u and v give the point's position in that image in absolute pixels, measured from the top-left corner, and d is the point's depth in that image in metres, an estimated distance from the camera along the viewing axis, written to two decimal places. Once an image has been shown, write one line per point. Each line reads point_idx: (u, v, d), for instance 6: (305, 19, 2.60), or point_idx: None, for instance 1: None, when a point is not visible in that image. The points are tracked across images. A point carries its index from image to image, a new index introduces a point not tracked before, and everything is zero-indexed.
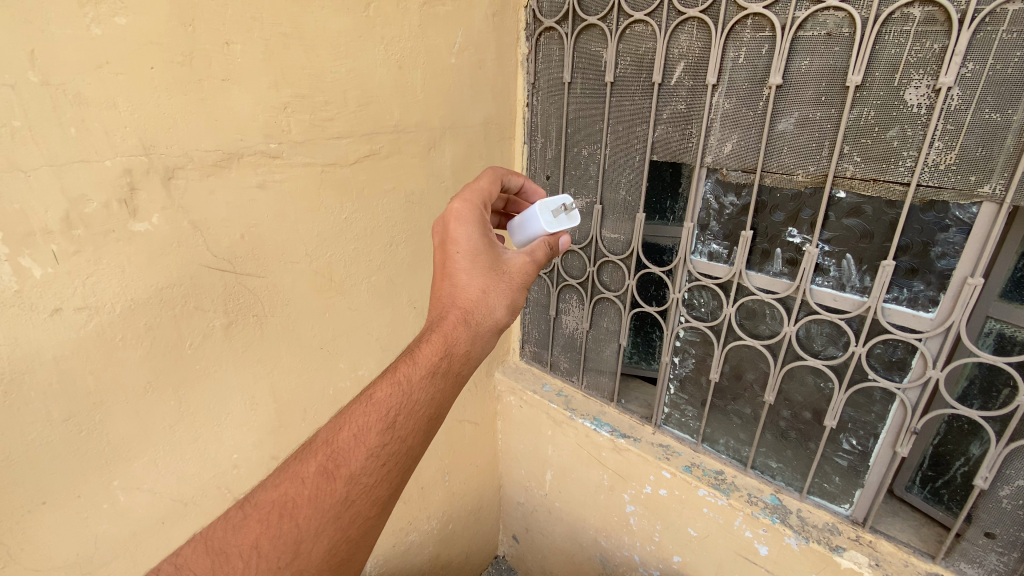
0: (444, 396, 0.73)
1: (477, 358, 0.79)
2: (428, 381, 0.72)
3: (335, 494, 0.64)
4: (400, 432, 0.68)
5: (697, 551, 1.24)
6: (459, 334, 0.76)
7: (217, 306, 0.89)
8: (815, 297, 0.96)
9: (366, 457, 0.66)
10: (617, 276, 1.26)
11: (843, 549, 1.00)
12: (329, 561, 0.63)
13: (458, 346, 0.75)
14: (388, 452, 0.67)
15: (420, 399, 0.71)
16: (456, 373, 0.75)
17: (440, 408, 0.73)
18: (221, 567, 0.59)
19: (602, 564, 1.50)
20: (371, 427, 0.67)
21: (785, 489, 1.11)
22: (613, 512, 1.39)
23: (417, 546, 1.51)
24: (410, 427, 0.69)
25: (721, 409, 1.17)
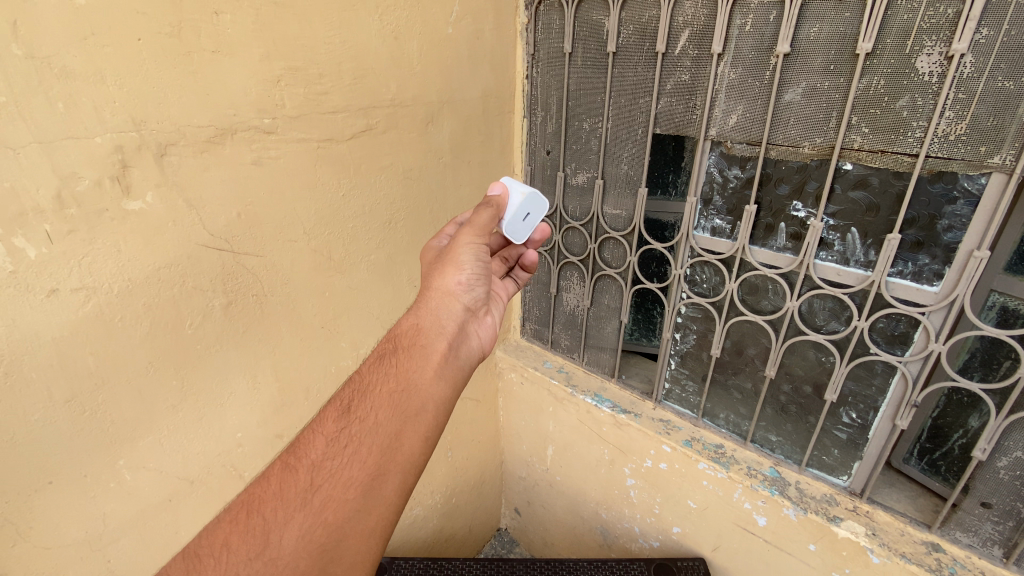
0: (403, 371, 0.74)
1: (433, 328, 0.82)
2: (379, 364, 0.76)
3: (299, 482, 0.64)
4: (358, 413, 0.70)
5: (696, 523, 1.23)
6: (404, 318, 0.83)
7: (215, 285, 0.88)
8: (818, 272, 0.95)
9: (325, 443, 0.67)
10: (618, 252, 1.24)
11: (841, 519, 0.99)
12: (307, 550, 0.60)
13: (404, 327, 0.82)
14: (349, 433, 0.68)
15: (375, 381, 0.73)
16: (408, 345, 0.79)
17: (404, 380, 0.73)
18: (193, 568, 0.58)
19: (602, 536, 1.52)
20: (328, 417, 0.70)
21: (784, 462, 1.11)
22: (614, 485, 1.41)
23: (421, 520, 1.53)
24: (367, 406, 0.70)
25: (721, 384, 1.17)
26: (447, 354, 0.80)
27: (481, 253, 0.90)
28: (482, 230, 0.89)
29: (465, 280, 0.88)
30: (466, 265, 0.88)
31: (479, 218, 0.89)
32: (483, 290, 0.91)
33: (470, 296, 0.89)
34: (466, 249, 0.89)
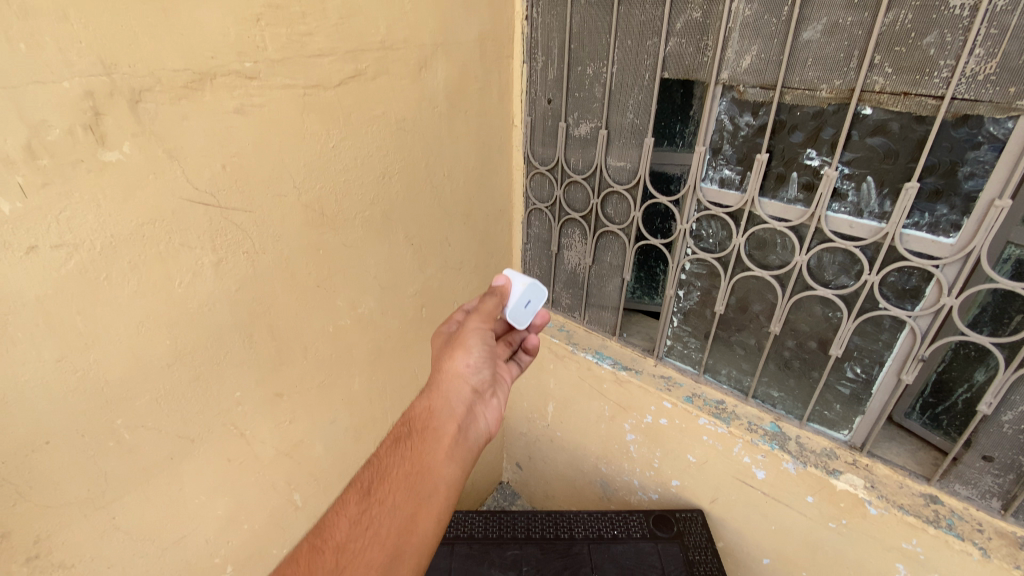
0: (419, 453, 0.73)
1: (445, 410, 0.80)
2: (394, 447, 0.74)
3: (325, 565, 0.61)
4: (379, 494, 0.68)
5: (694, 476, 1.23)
6: (415, 401, 0.81)
7: (204, 242, 0.85)
8: (830, 224, 0.91)
9: (349, 524, 0.65)
10: (622, 207, 1.20)
11: (840, 472, 1.00)
12: None
13: (416, 409, 0.80)
14: (370, 514, 0.66)
15: (393, 461, 0.71)
16: (421, 428, 0.77)
17: (420, 463, 0.71)
18: None
19: (602, 488, 1.53)
20: (350, 499, 0.68)
21: (786, 417, 1.11)
22: (614, 440, 1.41)
23: None
24: (388, 487, 0.68)
25: (724, 340, 1.16)
26: (458, 437, 0.78)
27: (490, 336, 0.90)
28: (488, 316, 0.91)
29: (475, 362, 0.87)
30: (476, 348, 0.87)
31: (485, 307, 0.92)
32: (491, 372, 0.90)
33: (480, 378, 0.88)
34: (475, 332, 0.89)
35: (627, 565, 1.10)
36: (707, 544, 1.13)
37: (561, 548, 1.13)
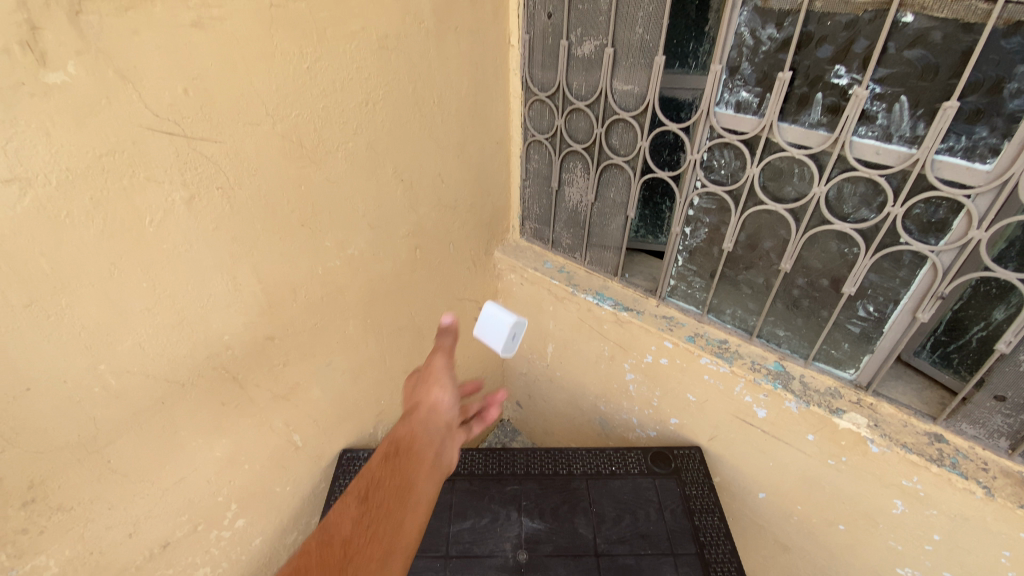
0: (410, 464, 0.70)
1: (430, 426, 0.77)
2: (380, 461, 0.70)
3: (332, 561, 0.58)
4: (376, 500, 0.65)
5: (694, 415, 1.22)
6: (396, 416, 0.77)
7: (173, 176, 0.78)
8: (854, 151, 0.83)
9: (352, 525, 0.62)
10: (628, 137, 1.11)
11: (843, 411, 0.98)
12: None
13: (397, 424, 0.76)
14: (369, 521, 0.62)
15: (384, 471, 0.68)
16: (408, 443, 0.73)
17: (410, 476, 0.69)
18: None
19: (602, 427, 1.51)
20: (346, 503, 0.64)
21: (791, 356, 1.07)
22: (614, 380, 1.38)
23: None
24: (384, 495, 0.65)
25: (730, 279, 1.11)
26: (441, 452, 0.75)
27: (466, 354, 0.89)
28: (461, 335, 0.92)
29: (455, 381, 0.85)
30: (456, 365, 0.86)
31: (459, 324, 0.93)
32: None
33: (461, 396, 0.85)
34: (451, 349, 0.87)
35: (625, 499, 1.10)
36: (705, 480, 1.13)
37: (559, 484, 1.13)
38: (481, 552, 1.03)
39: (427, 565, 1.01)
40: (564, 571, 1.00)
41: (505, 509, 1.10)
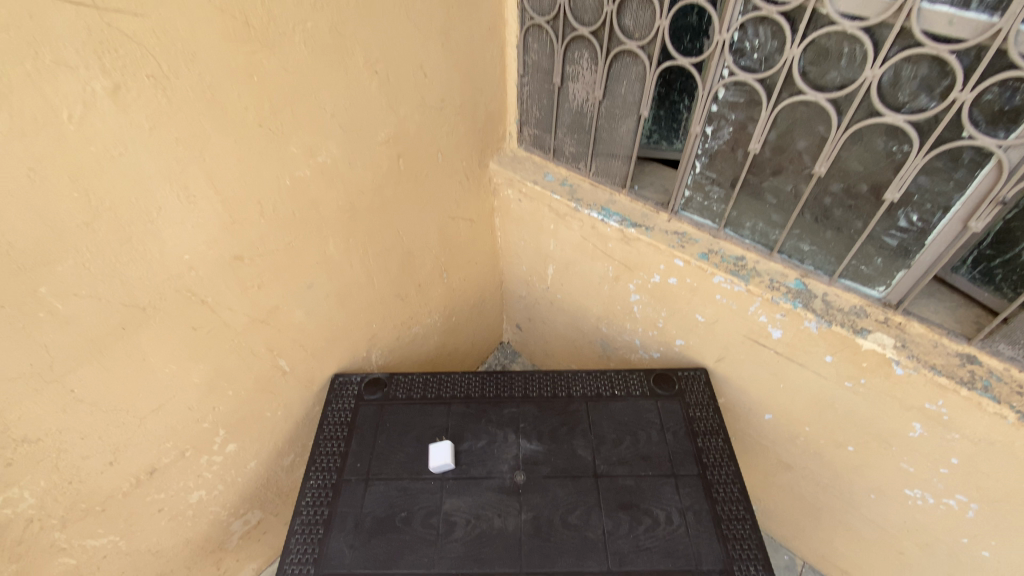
0: None
1: None
2: None
3: None
4: None
5: (703, 336, 1.11)
6: None
7: (88, 58, 0.63)
8: (922, 22, 0.68)
9: None
10: (645, 16, 0.93)
11: (868, 331, 0.89)
12: None
13: None
14: None
15: None
16: None
17: None
18: None
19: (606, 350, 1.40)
20: None
21: (813, 273, 0.97)
22: (617, 301, 1.24)
23: (422, 338, 1.42)
24: None
25: (753, 188, 0.98)
26: None
27: None
28: None
29: None
30: None
31: None
32: None
33: None
34: None
35: (626, 421, 1.05)
36: (709, 402, 1.09)
37: (559, 407, 1.08)
38: (478, 474, 0.99)
39: (424, 487, 0.98)
40: (563, 493, 0.96)
41: (503, 431, 1.05)
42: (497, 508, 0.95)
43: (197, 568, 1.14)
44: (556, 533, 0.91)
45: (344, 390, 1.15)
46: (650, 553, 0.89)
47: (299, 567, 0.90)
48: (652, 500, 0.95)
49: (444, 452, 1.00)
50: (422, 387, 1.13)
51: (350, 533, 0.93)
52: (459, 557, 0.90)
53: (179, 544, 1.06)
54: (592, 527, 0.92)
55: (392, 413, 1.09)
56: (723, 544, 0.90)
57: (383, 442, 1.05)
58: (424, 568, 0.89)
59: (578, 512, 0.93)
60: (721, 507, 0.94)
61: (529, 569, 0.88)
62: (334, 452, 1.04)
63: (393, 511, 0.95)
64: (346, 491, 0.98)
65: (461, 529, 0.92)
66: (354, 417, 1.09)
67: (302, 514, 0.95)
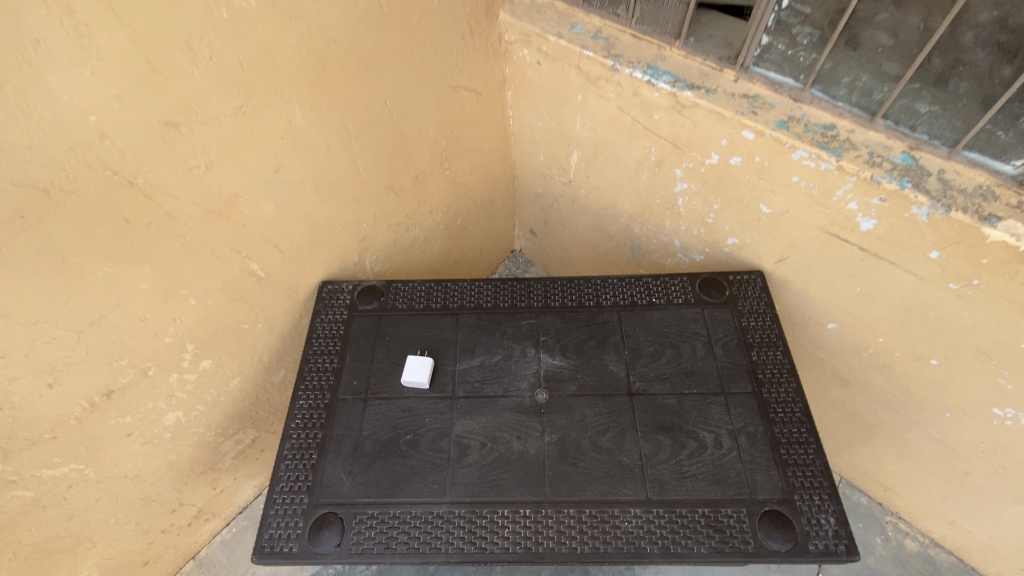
0: None
1: None
2: None
3: None
4: None
5: (764, 232, 0.91)
6: None
7: None
8: None
9: None
10: None
11: (999, 218, 0.68)
12: None
13: None
14: None
15: None
16: None
17: None
18: None
19: (644, 255, 1.16)
20: None
21: (926, 144, 0.75)
22: (657, 194, 1.01)
23: (423, 244, 1.16)
24: None
25: (862, 26, 0.72)
26: None
27: None
28: None
29: None
30: None
31: None
32: None
33: None
34: None
35: (667, 332, 0.88)
36: (766, 310, 0.91)
37: (586, 317, 0.90)
38: (493, 392, 0.84)
39: (430, 407, 0.83)
40: (592, 413, 0.81)
41: (520, 345, 0.89)
42: (516, 430, 0.80)
43: (190, 488, 1.06)
44: (585, 458, 0.77)
45: (335, 299, 0.96)
46: (696, 480, 0.75)
47: (291, 496, 0.77)
48: (697, 421, 0.80)
49: (419, 367, 0.84)
50: (425, 296, 0.95)
51: (348, 458, 0.79)
52: (474, 484, 0.76)
53: (161, 466, 0.95)
54: (628, 452, 0.77)
55: (391, 326, 0.92)
56: (781, 470, 0.76)
57: (382, 357, 0.89)
58: (436, 497, 0.75)
59: (610, 435, 0.79)
60: (779, 430, 0.80)
61: (556, 497, 0.75)
62: (325, 368, 0.88)
63: (396, 433, 0.81)
64: (340, 412, 0.83)
65: (476, 453, 0.78)
66: (347, 330, 0.92)
67: (291, 439, 0.81)
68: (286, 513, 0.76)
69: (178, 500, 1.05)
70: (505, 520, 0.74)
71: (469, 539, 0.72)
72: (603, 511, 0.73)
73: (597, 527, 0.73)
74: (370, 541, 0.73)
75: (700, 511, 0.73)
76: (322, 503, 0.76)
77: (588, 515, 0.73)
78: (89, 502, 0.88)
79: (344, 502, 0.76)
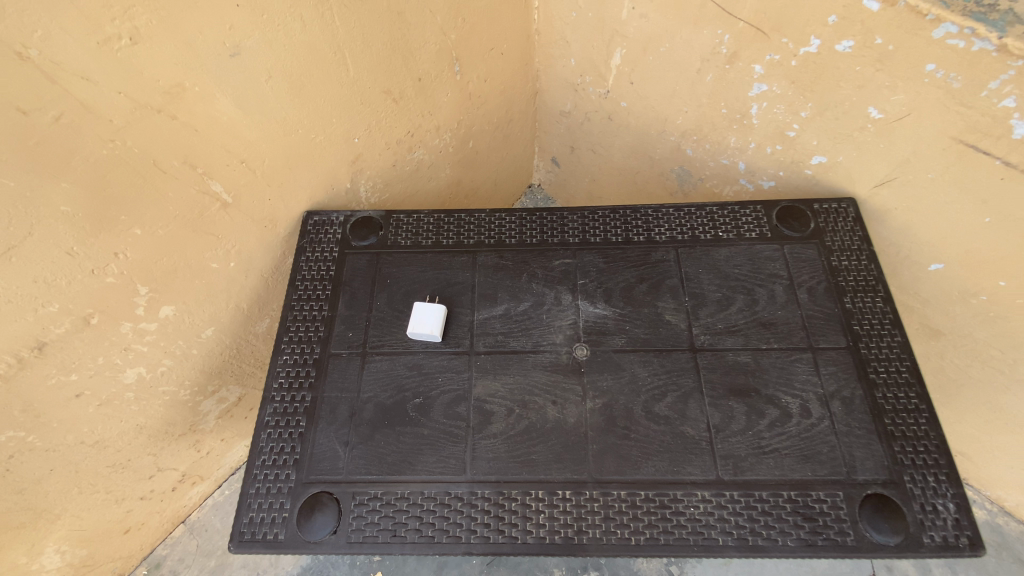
0: None
1: None
2: None
3: None
4: None
5: (865, 146, 0.72)
6: None
7: None
8: None
9: None
10: None
11: None
12: None
13: None
14: None
15: None
16: None
17: None
18: None
19: (696, 183, 0.97)
20: None
21: None
22: (723, 100, 0.81)
23: (429, 170, 0.96)
24: None
25: None
26: None
27: None
28: None
29: None
30: None
31: None
32: None
33: None
34: None
35: (738, 273, 0.70)
36: (860, 247, 0.72)
37: (635, 255, 0.72)
38: (521, 347, 0.67)
39: (444, 364, 0.66)
40: (645, 374, 0.64)
41: (553, 288, 0.71)
42: (552, 394, 0.63)
43: (169, 451, 0.92)
44: (639, 428, 0.61)
45: (323, 234, 0.77)
46: (778, 456, 0.60)
47: (276, 471, 0.62)
48: (779, 384, 0.64)
49: (430, 315, 0.68)
50: (433, 229, 0.76)
51: (343, 426, 0.64)
52: (499, 459, 0.61)
53: (129, 430, 0.81)
54: (692, 423, 0.61)
55: (392, 266, 0.74)
56: (884, 444, 0.61)
57: (382, 305, 0.71)
58: (453, 475, 0.60)
59: (669, 401, 0.63)
60: (881, 395, 0.63)
61: (603, 477, 0.59)
62: (314, 317, 0.71)
63: (402, 396, 0.65)
64: (333, 370, 0.67)
65: (502, 421, 0.62)
66: (339, 271, 0.74)
67: (273, 402, 0.65)
68: (270, 493, 0.61)
69: (155, 465, 0.92)
70: (539, 504, 0.58)
71: (496, 527, 0.58)
72: (662, 494, 0.58)
73: (657, 515, 0.58)
74: (373, 527, 0.59)
75: (784, 494, 0.58)
76: (313, 480, 0.61)
77: (644, 499, 0.58)
78: (40, 473, 0.73)
79: (339, 480, 0.61)
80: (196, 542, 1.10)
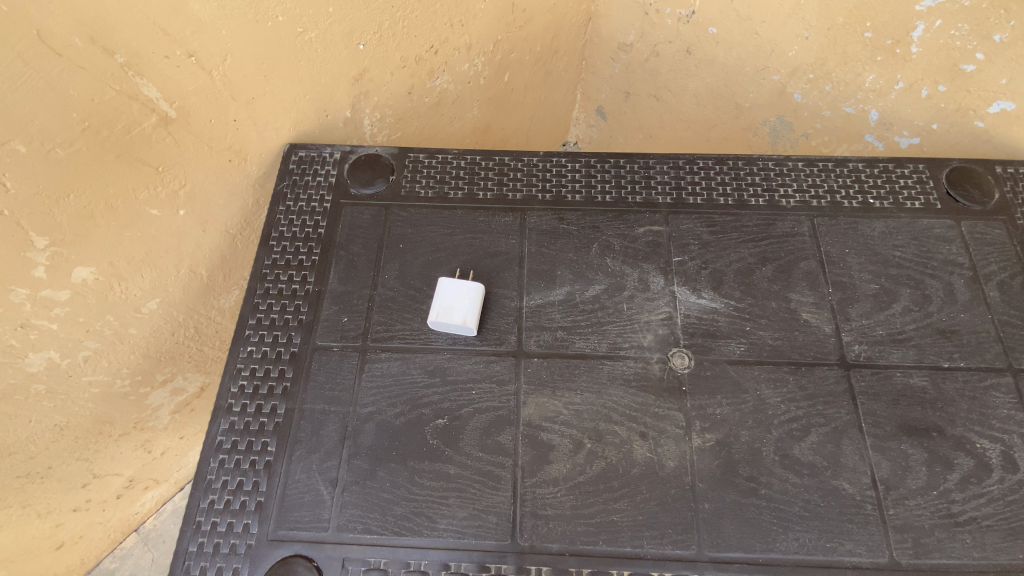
0: None
1: None
2: None
3: None
4: None
5: None
6: None
7: None
8: None
9: None
10: None
11: None
12: None
13: None
14: None
15: None
16: None
17: None
18: None
19: (795, 140, 0.74)
20: None
21: None
22: (872, 18, 0.59)
23: (452, 107, 0.73)
24: None
25: None
26: None
27: None
28: None
29: None
30: None
31: None
32: None
33: None
34: None
35: (900, 257, 0.49)
36: None
37: (753, 225, 0.51)
38: (592, 350, 0.46)
39: (478, 371, 0.45)
40: (777, 400, 0.44)
41: (637, 267, 0.49)
42: (639, 424, 0.43)
43: (108, 455, 0.71)
44: (771, 481, 0.41)
45: (309, 176, 0.55)
46: (976, 530, 0.40)
47: (228, 521, 0.41)
48: (971, 421, 0.44)
49: (461, 296, 0.47)
50: (464, 177, 0.55)
51: (330, 456, 0.43)
52: (562, 519, 0.40)
53: (43, 435, 0.58)
54: (848, 476, 0.42)
55: (405, 226, 0.53)
56: None
57: (391, 280, 0.50)
58: (494, 541, 0.40)
59: (813, 441, 0.42)
60: None
61: (720, 554, 0.39)
62: (293, 292, 0.49)
63: (417, 415, 0.44)
64: (317, 371, 0.46)
65: (566, 461, 0.42)
66: (331, 230, 0.53)
67: (228, 416, 0.44)
68: (218, 554, 0.41)
69: (90, 472, 0.71)
70: None
71: None
72: None
73: None
74: None
75: None
76: (283, 538, 0.41)
77: None
78: None
79: (323, 540, 0.41)
80: (151, 555, 0.91)
